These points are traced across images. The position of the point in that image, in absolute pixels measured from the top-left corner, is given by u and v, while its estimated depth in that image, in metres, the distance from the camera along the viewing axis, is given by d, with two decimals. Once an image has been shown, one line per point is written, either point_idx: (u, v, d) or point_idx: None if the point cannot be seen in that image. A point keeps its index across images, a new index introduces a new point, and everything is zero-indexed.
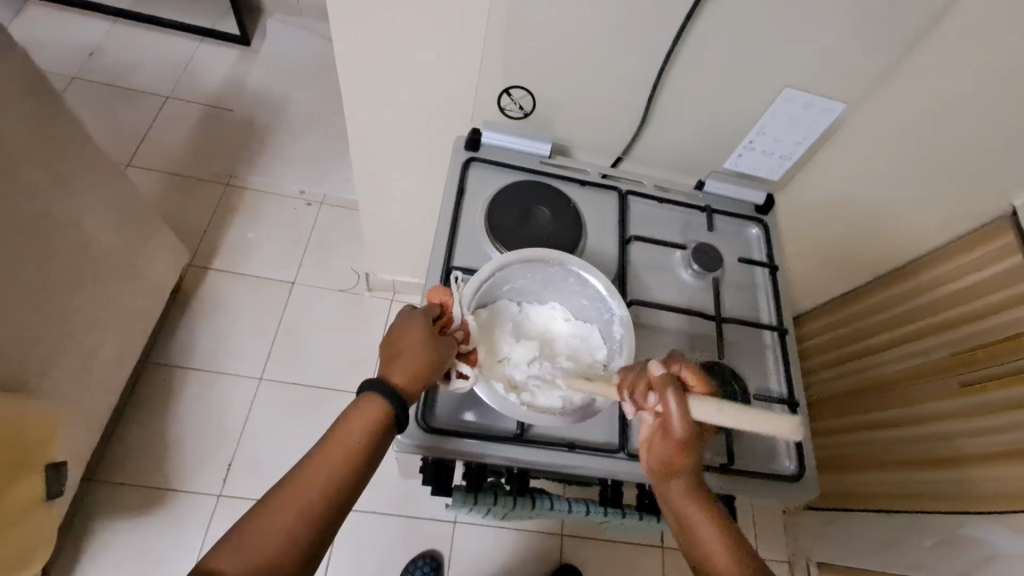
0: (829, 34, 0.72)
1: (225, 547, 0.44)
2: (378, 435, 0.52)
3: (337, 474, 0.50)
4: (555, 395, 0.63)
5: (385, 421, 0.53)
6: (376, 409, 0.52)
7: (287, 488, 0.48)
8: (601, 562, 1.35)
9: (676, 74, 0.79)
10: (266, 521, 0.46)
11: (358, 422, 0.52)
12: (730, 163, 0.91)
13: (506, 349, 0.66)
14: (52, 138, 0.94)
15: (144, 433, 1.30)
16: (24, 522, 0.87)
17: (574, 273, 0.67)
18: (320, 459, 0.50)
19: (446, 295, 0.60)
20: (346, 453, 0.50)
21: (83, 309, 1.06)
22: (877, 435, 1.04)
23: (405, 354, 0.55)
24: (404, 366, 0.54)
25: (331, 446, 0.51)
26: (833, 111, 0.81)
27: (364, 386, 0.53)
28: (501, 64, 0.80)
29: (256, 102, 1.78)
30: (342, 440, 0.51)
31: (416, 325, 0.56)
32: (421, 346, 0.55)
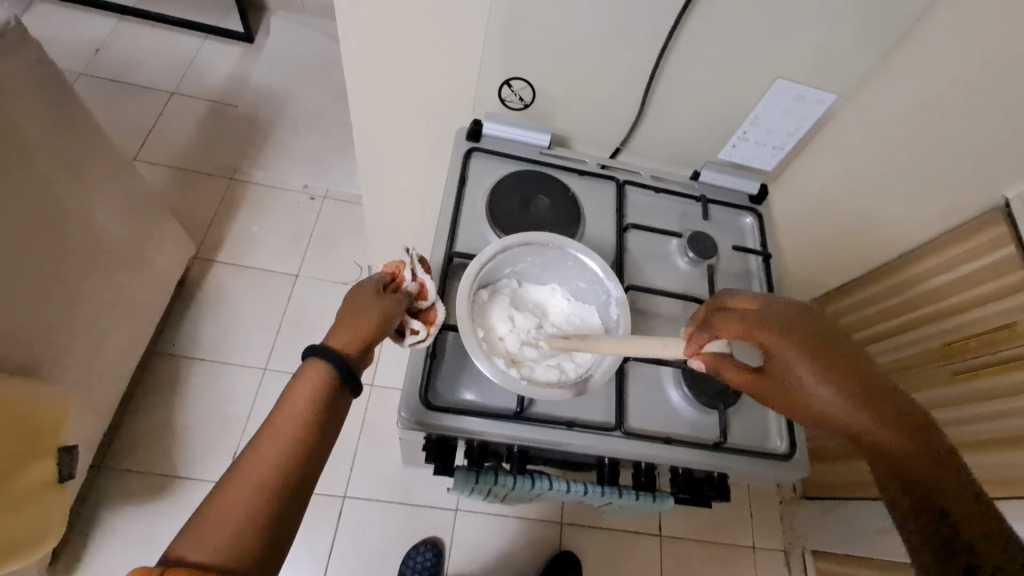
0: (819, 27, 0.74)
1: (194, 530, 0.46)
2: (324, 401, 0.54)
3: (287, 448, 0.51)
4: (551, 371, 0.65)
5: (328, 387, 0.54)
6: (318, 377, 0.54)
7: (239, 469, 0.49)
8: (600, 550, 1.37)
9: (671, 67, 0.81)
10: (228, 499, 0.47)
11: (302, 391, 0.53)
12: (725, 154, 0.93)
13: (506, 327, 0.68)
14: (65, 129, 0.96)
15: (151, 422, 1.33)
16: (37, 503, 0.89)
17: (572, 256, 0.70)
18: (270, 438, 0.51)
19: (397, 261, 0.64)
20: (292, 426, 0.52)
21: (93, 298, 1.08)
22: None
23: (353, 317, 0.58)
24: (350, 327, 0.57)
25: (276, 424, 0.52)
26: (824, 102, 0.84)
27: (308, 353, 0.56)
28: (502, 56, 0.83)
29: (260, 98, 1.81)
30: (286, 415, 0.52)
31: (363, 290, 0.61)
32: (364, 306, 0.59)
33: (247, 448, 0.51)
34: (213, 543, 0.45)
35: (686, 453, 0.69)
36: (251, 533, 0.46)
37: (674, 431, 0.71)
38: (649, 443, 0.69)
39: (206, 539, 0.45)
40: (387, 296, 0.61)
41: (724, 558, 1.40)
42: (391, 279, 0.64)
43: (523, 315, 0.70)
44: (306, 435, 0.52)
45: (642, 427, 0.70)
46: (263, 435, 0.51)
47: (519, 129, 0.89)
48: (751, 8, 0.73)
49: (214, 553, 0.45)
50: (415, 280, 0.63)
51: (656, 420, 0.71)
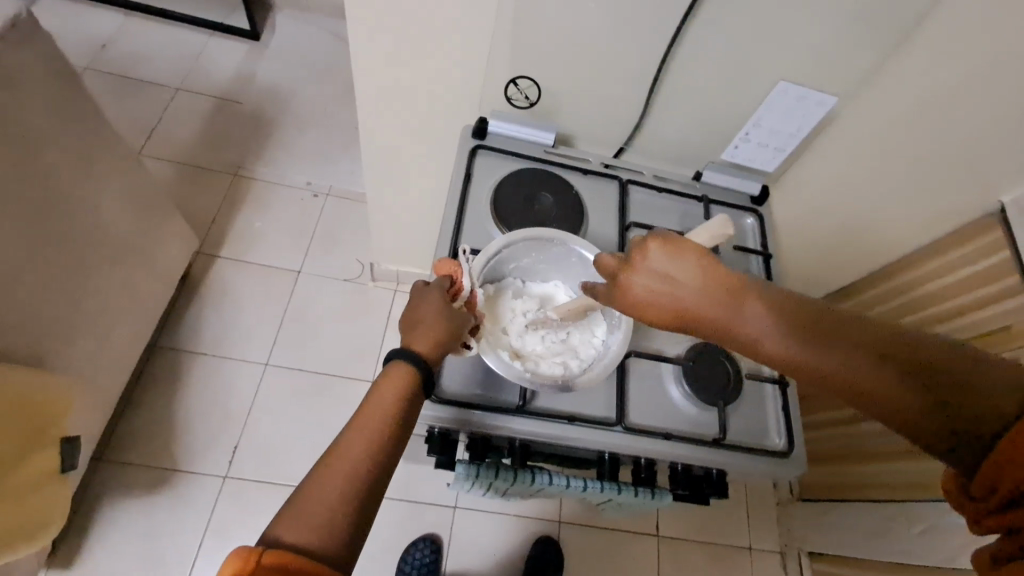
0: (824, 30, 0.75)
1: (289, 514, 0.47)
2: (409, 399, 0.54)
3: (373, 443, 0.51)
4: (557, 365, 0.66)
5: (413, 388, 0.55)
6: (404, 377, 0.55)
7: (330, 459, 0.50)
8: (597, 549, 1.38)
9: (676, 67, 0.82)
10: (320, 486, 0.48)
11: (390, 386, 0.54)
12: (728, 154, 0.94)
13: (511, 321, 0.69)
14: (73, 121, 0.97)
15: (151, 416, 1.33)
16: (39, 493, 0.90)
17: (575, 252, 0.70)
18: (358, 429, 0.52)
19: (456, 267, 0.62)
20: (379, 422, 0.52)
21: (98, 290, 1.09)
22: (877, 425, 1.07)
23: (427, 325, 0.57)
24: (426, 336, 0.57)
25: (364, 417, 0.52)
26: (826, 104, 0.84)
27: (392, 355, 0.56)
28: (508, 55, 0.83)
29: (264, 95, 1.82)
30: (374, 410, 0.53)
31: (432, 294, 0.59)
32: (438, 315, 0.58)
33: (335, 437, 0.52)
34: (308, 526, 0.46)
35: (686, 449, 0.70)
36: (343, 521, 0.47)
37: (672, 427, 0.71)
38: (649, 438, 0.70)
39: (303, 524, 0.46)
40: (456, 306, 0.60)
41: (721, 558, 1.40)
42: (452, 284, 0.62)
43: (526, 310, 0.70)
44: (392, 431, 0.52)
45: (642, 422, 0.71)
46: (352, 427, 0.52)
47: (525, 127, 0.89)
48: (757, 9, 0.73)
49: (307, 536, 0.46)
50: (472, 289, 0.63)
51: (657, 417, 0.72)
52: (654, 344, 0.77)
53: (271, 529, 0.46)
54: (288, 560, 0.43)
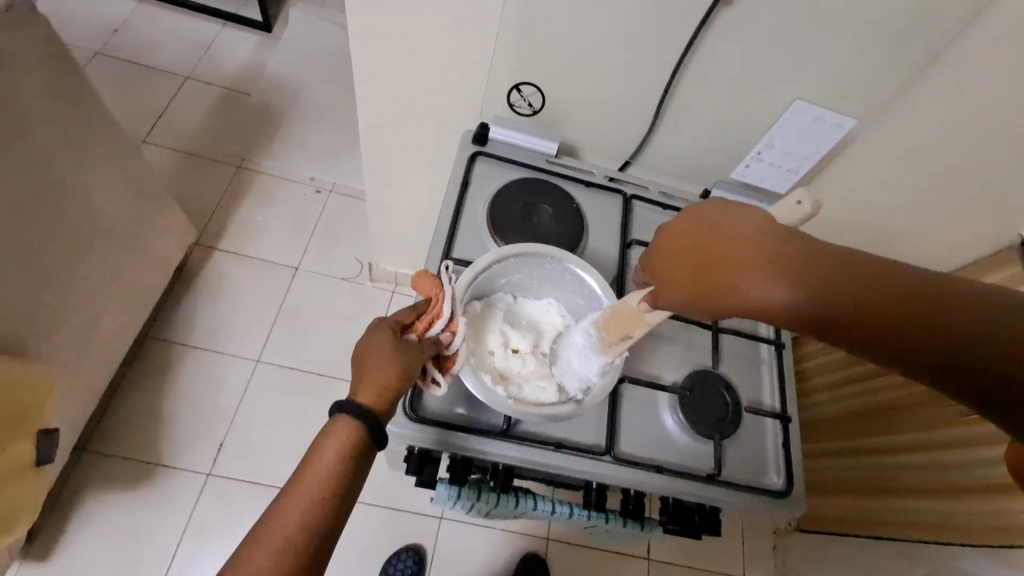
0: (844, 49, 0.71)
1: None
2: (353, 460, 0.52)
3: (303, 524, 0.49)
4: (541, 390, 0.63)
5: (353, 455, 0.52)
6: (344, 440, 0.52)
7: (264, 525, 0.49)
8: (584, 569, 1.34)
9: (687, 80, 0.78)
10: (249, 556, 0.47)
11: (329, 449, 0.51)
12: (738, 173, 0.90)
13: (493, 343, 0.66)
14: (68, 107, 0.95)
15: (138, 408, 1.31)
16: (12, 485, 0.88)
17: (569, 271, 0.67)
18: (294, 494, 0.50)
19: (436, 288, 0.57)
20: (310, 500, 0.50)
21: (87, 279, 1.07)
22: (880, 461, 1.01)
23: (375, 366, 0.54)
24: (372, 382, 0.54)
25: (292, 495, 0.50)
26: (844, 126, 0.80)
27: (334, 410, 0.54)
28: (513, 60, 0.80)
29: (273, 87, 1.80)
30: (306, 485, 0.50)
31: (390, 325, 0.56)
32: (391, 357, 0.54)
33: (262, 518, 0.49)
34: None
35: (678, 484, 0.66)
36: None
37: (666, 459, 0.68)
38: (640, 470, 0.66)
39: None
40: (414, 346, 0.56)
41: None
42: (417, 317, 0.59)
43: (513, 332, 0.67)
44: (326, 505, 0.50)
45: (633, 452, 0.68)
46: (280, 507, 0.49)
47: (526, 135, 0.86)
48: (774, 25, 0.70)
49: None
50: (446, 315, 0.57)
51: (650, 448, 0.68)
52: (650, 370, 0.73)
53: None
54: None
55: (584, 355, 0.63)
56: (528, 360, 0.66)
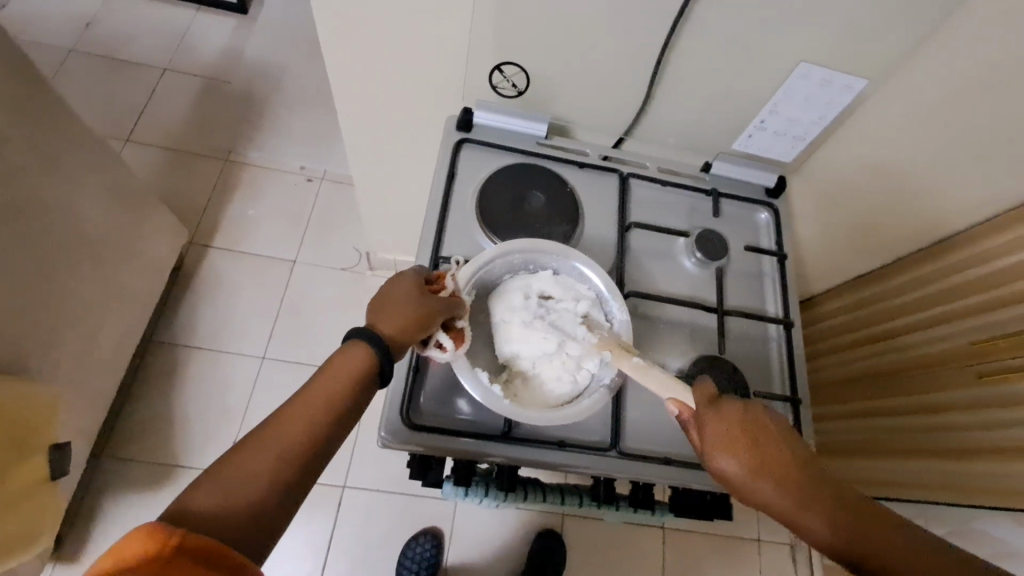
0: (848, 5, 0.65)
1: (205, 484, 0.44)
2: (363, 383, 0.51)
3: (307, 432, 0.48)
4: (529, 391, 0.62)
5: (365, 379, 0.51)
6: (359, 364, 0.51)
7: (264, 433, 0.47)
8: (601, 542, 1.36)
9: (681, 48, 0.73)
10: (246, 461, 0.46)
11: (341, 372, 0.50)
12: (741, 144, 0.85)
13: (504, 320, 0.62)
14: (38, 118, 0.91)
15: (149, 411, 1.32)
16: (31, 501, 0.89)
17: (574, 268, 0.66)
18: (300, 405, 0.49)
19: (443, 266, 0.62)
20: (318, 411, 0.49)
21: (81, 291, 1.06)
22: (897, 423, 0.96)
23: (395, 306, 0.54)
24: (394, 316, 0.53)
25: (299, 407, 0.49)
26: (853, 88, 0.75)
27: (352, 332, 0.53)
28: (493, 40, 0.75)
29: (254, 73, 1.73)
30: (314, 398, 0.49)
31: (408, 275, 0.57)
32: (410, 299, 0.55)
33: (262, 422, 0.48)
34: (224, 497, 0.44)
35: (685, 475, 0.65)
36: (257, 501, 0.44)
37: (672, 451, 0.67)
38: (645, 463, 0.65)
39: (219, 496, 0.44)
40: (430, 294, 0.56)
41: (727, 551, 1.38)
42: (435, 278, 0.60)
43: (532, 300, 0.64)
44: (328, 422, 0.49)
45: (639, 446, 0.66)
46: (279, 417, 0.48)
47: (513, 117, 0.81)
48: None
49: (218, 509, 0.43)
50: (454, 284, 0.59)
51: (657, 439, 0.67)
52: (652, 359, 0.71)
53: (184, 495, 0.43)
54: (208, 544, 0.41)
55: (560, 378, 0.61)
56: (530, 356, 0.62)
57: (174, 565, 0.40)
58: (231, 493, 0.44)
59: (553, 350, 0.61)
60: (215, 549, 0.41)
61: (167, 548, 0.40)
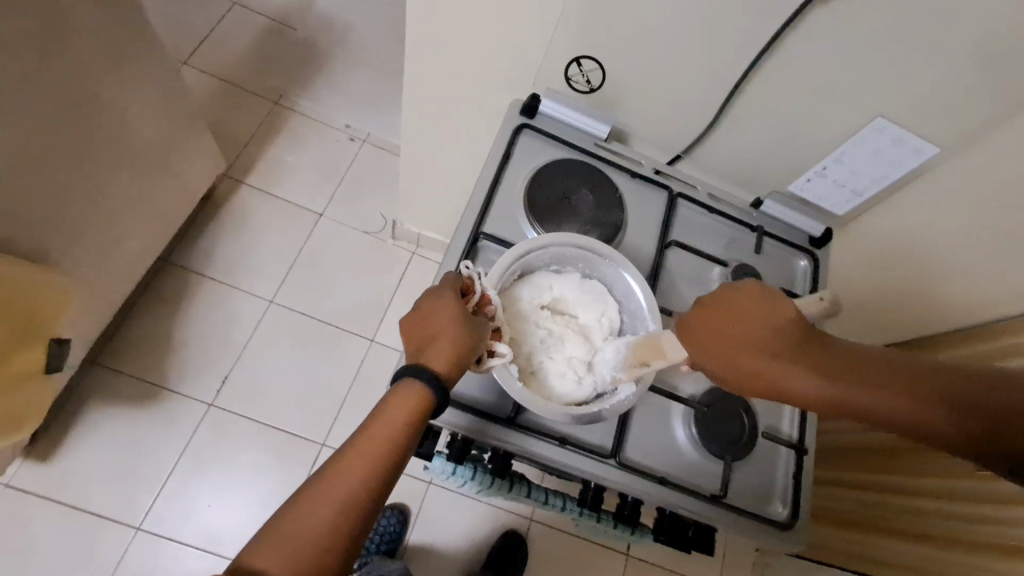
0: (940, 68, 0.65)
1: (281, 524, 0.45)
2: (421, 418, 0.51)
3: (362, 483, 0.48)
4: (530, 378, 0.61)
5: (419, 419, 0.51)
6: (411, 403, 0.51)
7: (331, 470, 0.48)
8: (563, 554, 1.35)
9: (761, 78, 0.73)
10: (315, 501, 0.46)
11: (399, 407, 0.50)
12: (796, 186, 0.85)
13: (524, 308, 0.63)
14: (114, 16, 0.92)
15: (150, 329, 1.33)
16: (24, 388, 0.89)
17: (622, 278, 0.65)
18: (363, 441, 0.49)
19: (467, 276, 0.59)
20: (371, 461, 0.49)
21: (114, 196, 1.06)
22: (890, 501, 0.95)
23: (441, 338, 0.53)
24: (445, 350, 0.53)
25: (363, 441, 0.49)
26: (922, 153, 0.74)
27: (402, 373, 0.52)
28: (578, 31, 0.75)
29: (321, 25, 1.74)
30: (366, 448, 0.49)
31: (443, 300, 0.56)
32: (452, 328, 0.54)
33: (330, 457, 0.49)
34: (298, 540, 0.44)
35: (679, 499, 0.64)
36: (332, 537, 0.45)
37: (671, 472, 0.66)
38: (642, 478, 0.64)
39: (293, 538, 0.44)
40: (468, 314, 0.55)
41: None
42: (466, 289, 0.59)
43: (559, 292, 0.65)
44: (392, 455, 0.49)
45: (639, 460, 0.66)
46: (345, 454, 0.49)
47: (578, 113, 0.81)
48: (869, 29, 0.64)
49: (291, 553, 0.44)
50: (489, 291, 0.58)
51: (656, 458, 0.66)
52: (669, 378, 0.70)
53: (257, 541, 0.44)
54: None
55: (565, 376, 0.61)
56: (544, 349, 0.62)
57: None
58: (304, 535, 0.45)
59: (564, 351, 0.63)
60: None
61: None
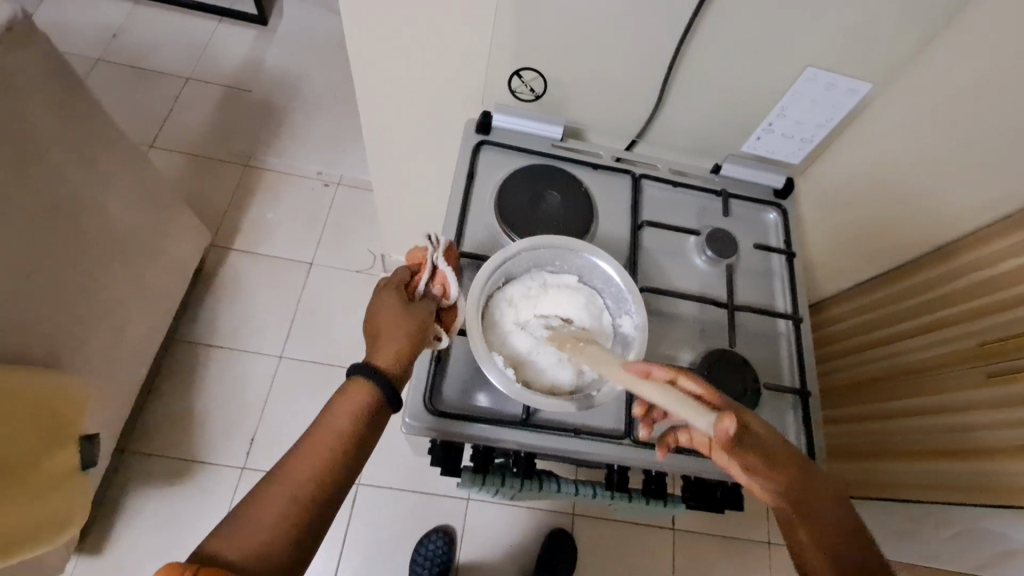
0: (852, 12, 0.69)
1: (240, 515, 0.49)
2: (369, 413, 0.54)
3: (315, 475, 0.51)
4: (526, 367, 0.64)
5: (369, 414, 0.54)
6: (363, 396, 0.54)
7: (291, 462, 0.52)
8: (610, 542, 1.37)
9: (692, 54, 0.77)
10: (272, 493, 0.50)
11: (350, 404, 0.54)
12: (749, 146, 0.88)
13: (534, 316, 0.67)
14: (75, 121, 0.95)
15: (170, 407, 1.36)
16: (64, 489, 0.92)
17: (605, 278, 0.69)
18: (321, 433, 0.53)
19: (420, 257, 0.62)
20: (327, 452, 0.52)
21: (111, 289, 1.10)
22: (901, 424, 0.97)
23: (387, 331, 0.56)
24: (391, 342, 0.56)
25: (321, 433, 0.53)
26: (858, 92, 0.78)
27: (352, 370, 0.55)
28: (513, 46, 0.78)
29: (274, 82, 1.79)
30: (322, 441, 0.53)
31: (388, 294, 0.59)
32: (397, 320, 0.57)
33: (291, 450, 0.53)
34: (253, 530, 0.48)
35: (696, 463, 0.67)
36: (285, 526, 0.49)
37: None
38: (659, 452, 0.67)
39: (248, 529, 0.48)
40: (410, 303, 0.59)
41: (737, 552, 1.38)
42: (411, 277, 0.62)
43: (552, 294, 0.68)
44: (344, 448, 0.53)
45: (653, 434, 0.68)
46: (304, 447, 0.53)
47: (531, 121, 0.85)
48: None
49: (248, 541, 0.47)
50: (435, 274, 0.61)
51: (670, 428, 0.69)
52: (665, 351, 0.73)
53: (217, 531, 0.48)
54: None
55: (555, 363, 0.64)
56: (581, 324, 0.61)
57: None
58: (258, 525, 0.48)
59: (599, 310, 0.68)
60: None
61: None
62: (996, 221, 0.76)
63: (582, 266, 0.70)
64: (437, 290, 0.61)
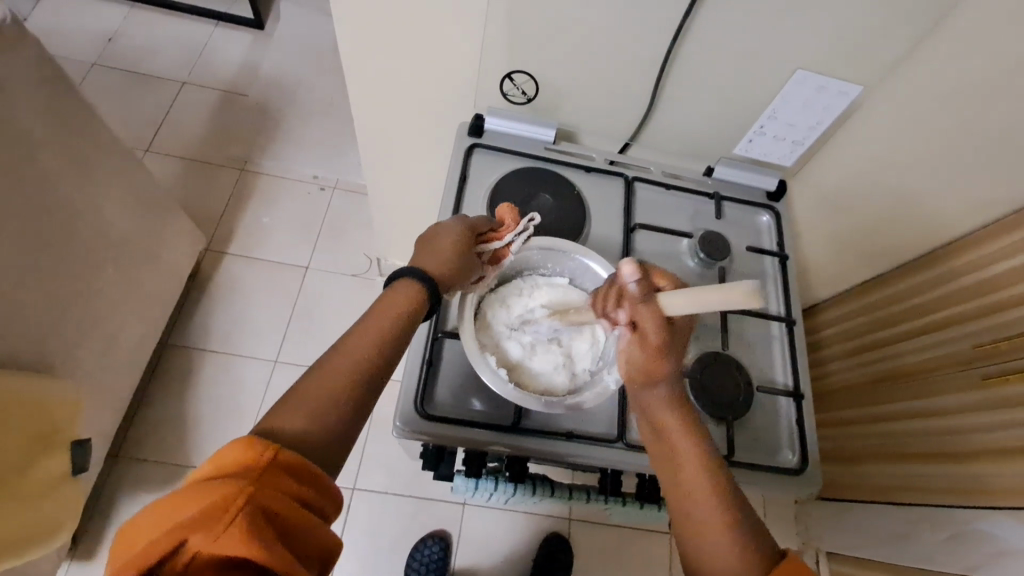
0: (841, 16, 0.69)
1: (296, 394, 0.49)
2: (410, 315, 0.56)
3: (366, 357, 0.52)
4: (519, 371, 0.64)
5: (412, 311, 0.56)
6: (410, 302, 0.57)
7: (337, 351, 0.53)
8: (607, 547, 1.37)
9: (683, 56, 0.77)
10: (324, 376, 0.50)
11: (397, 300, 0.56)
12: (742, 149, 0.88)
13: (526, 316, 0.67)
14: (68, 125, 0.95)
15: (164, 412, 1.35)
16: (54, 494, 0.91)
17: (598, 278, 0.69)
18: (366, 325, 0.54)
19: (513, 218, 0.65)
20: (374, 338, 0.54)
21: (104, 293, 1.10)
22: (897, 428, 0.97)
23: (441, 251, 0.60)
24: (438, 262, 0.59)
25: (370, 321, 0.55)
26: (848, 94, 0.78)
27: (405, 271, 0.58)
28: (505, 48, 0.79)
29: (269, 86, 1.79)
30: (368, 330, 0.54)
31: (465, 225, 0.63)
32: (454, 252, 0.60)
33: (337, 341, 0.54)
34: (311, 407, 0.48)
35: None
36: (342, 403, 0.49)
37: None
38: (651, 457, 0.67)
39: (305, 406, 0.48)
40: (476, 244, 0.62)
41: None
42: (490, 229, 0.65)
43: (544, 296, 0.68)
44: (391, 335, 0.54)
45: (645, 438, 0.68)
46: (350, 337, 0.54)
47: (523, 124, 0.85)
48: None
49: (308, 417, 0.48)
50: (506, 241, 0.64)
51: None
52: None
53: (274, 409, 0.48)
54: (296, 459, 0.44)
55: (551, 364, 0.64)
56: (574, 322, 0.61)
57: (269, 474, 0.42)
58: (317, 401, 0.49)
59: None
60: (302, 459, 0.44)
61: (264, 460, 0.43)
62: (992, 223, 0.76)
63: (574, 270, 0.70)
64: (494, 254, 0.65)
